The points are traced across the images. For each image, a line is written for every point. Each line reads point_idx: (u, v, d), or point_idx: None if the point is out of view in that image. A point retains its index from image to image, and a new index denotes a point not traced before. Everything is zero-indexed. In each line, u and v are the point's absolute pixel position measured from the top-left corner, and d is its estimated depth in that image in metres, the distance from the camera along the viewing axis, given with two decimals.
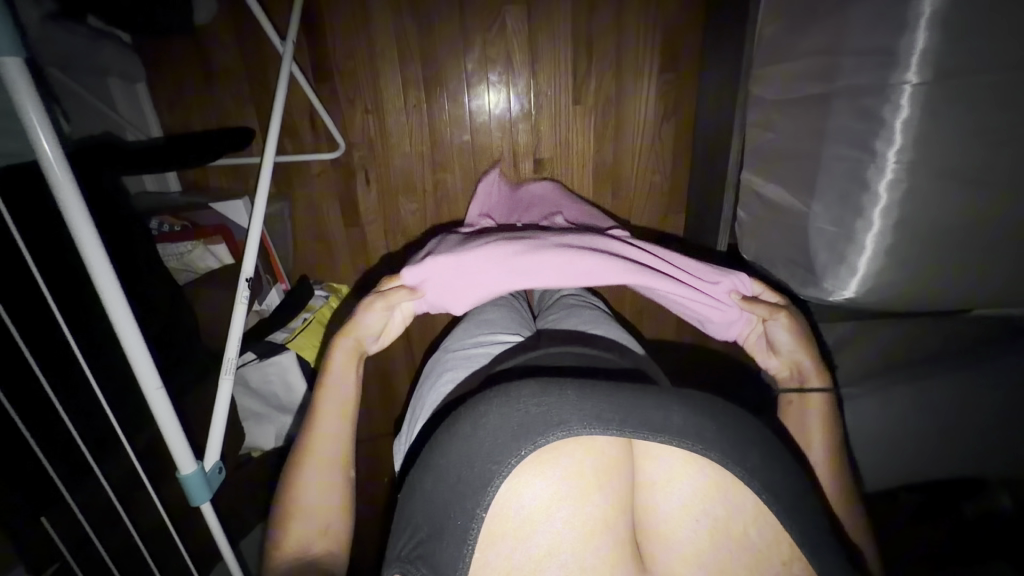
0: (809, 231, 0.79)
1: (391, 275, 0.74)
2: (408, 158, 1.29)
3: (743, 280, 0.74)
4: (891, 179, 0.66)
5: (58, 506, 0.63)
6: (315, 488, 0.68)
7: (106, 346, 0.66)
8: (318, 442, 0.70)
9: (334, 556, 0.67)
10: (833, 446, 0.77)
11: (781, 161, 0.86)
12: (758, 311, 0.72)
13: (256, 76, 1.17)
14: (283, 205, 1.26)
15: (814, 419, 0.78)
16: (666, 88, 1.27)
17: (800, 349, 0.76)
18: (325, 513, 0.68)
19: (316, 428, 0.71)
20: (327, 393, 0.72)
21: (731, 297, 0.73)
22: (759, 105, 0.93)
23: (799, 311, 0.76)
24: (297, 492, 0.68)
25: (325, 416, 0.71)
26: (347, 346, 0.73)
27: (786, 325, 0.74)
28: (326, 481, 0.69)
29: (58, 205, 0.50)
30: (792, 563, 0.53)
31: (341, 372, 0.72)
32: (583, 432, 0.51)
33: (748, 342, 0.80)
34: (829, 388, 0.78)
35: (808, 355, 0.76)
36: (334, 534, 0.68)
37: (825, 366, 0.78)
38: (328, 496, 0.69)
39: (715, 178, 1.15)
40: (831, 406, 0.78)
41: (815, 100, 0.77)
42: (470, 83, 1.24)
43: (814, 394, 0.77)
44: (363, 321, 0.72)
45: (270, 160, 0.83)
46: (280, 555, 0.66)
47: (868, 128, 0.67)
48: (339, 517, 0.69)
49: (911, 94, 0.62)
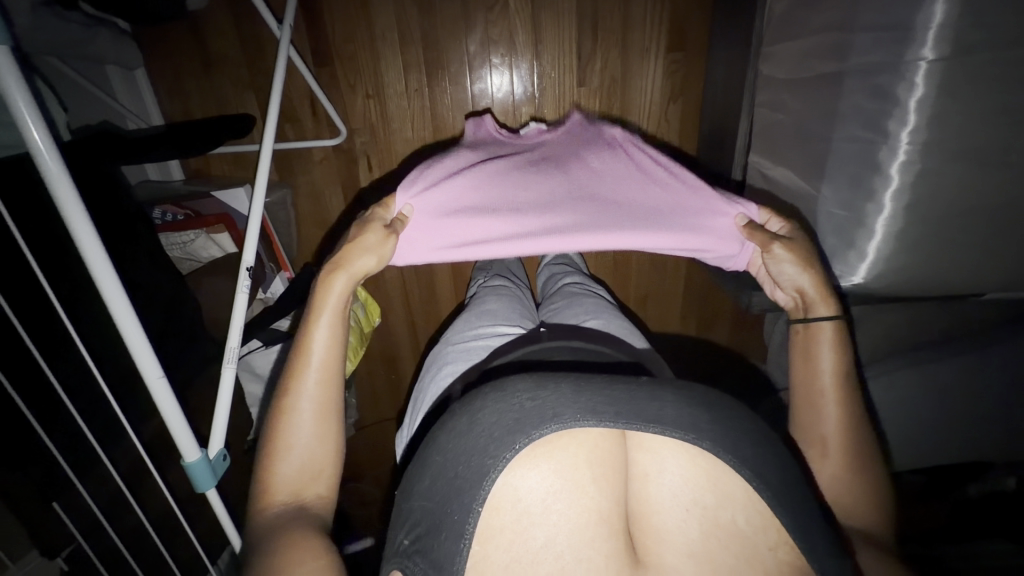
0: (818, 214, 0.78)
1: (385, 202, 0.72)
2: (410, 144, 1.27)
3: (751, 208, 0.75)
4: (904, 161, 0.64)
5: (66, 492, 0.65)
6: (306, 432, 0.65)
7: (108, 336, 0.66)
8: (307, 384, 0.66)
9: (326, 503, 0.66)
10: (844, 374, 0.73)
11: (791, 145, 0.84)
12: (755, 238, 0.72)
13: (254, 62, 1.15)
14: (285, 192, 1.26)
15: (824, 350, 0.73)
16: (673, 68, 1.23)
17: (803, 277, 0.72)
18: (316, 458, 0.66)
19: (308, 367, 0.66)
20: (319, 329, 0.67)
21: (736, 221, 0.74)
22: (769, 85, 0.90)
23: (808, 242, 0.73)
24: (287, 438, 0.64)
25: (315, 354, 0.67)
26: (341, 280, 0.68)
27: (786, 256, 0.71)
28: (320, 422, 0.66)
29: (53, 197, 0.49)
30: (781, 548, 0.52)
31: (332, 310, 0.68)
32: (576, 424, 0.51)
33: (756, 274, 0.79)
34: (838, 316, 0.72)
35: (815, 283, 0.72)
36: (326, 477, 0.66)
37: (835, 297, 0.73)
38: (321, 438, 0.66)
39: (723, 160, 1.12)
40: (842, 339, 0.73)
41: (826, 78, 0.74)
42: (472, 66, 1.21)
43: (825, 323, 0.73)
44: (358, 251, 0.68)
45: (270, 146, 0.82)
46: (270, 502, 0.63)
47: (881, 108, 0.65)
48: (330, 463, 0.67)
49: (927, 72, 0.59)
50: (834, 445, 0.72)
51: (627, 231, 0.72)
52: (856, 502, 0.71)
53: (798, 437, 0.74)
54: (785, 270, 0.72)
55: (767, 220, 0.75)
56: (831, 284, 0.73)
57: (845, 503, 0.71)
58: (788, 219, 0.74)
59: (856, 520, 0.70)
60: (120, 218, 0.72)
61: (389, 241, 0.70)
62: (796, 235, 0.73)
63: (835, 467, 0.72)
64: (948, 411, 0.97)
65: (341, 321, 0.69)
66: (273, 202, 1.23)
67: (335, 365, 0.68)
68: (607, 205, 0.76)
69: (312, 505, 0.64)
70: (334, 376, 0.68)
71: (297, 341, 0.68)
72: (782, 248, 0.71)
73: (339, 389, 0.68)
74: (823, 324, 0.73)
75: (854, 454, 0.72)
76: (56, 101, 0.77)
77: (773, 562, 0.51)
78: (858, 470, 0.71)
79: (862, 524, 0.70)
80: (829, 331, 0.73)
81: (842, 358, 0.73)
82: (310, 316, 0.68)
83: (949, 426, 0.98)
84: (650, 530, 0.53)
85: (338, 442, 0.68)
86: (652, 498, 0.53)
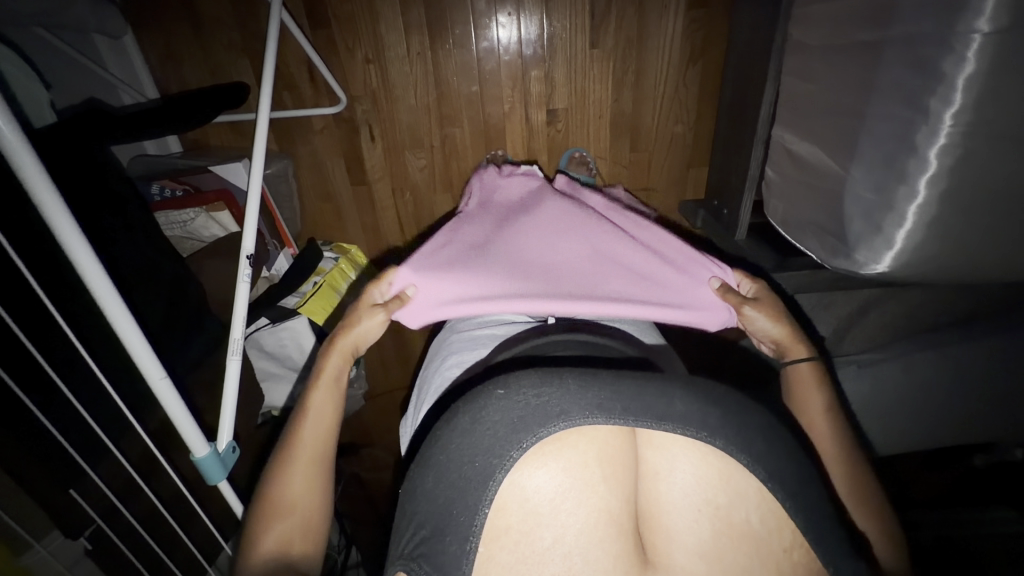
0: (846, 197, 0.73)
1: (376, 278, 0.75)
2: (414, 111, 1.22)
3: (725, 271, 0.77)
4: (944, 144, 0.59)
5: (83, 481, 0.67)
6: (299, 485, 0.66)
7: (99, 333, 0.65)
8: (303, 440, 0.68)
9: (313, 558, 0.65)
10: (831, 406, 0.72)
11: (820, 118, 0.78)
12: (730, 300, 0.74)
13: (246, 24, 1.09)
14: (284, 163, 1.22)
15: (813, 396, 0.73)
16: (694, 26, 1.14)
17: (778, 330, 0.74)
18: (307, 514, 0.66)
19: (305, 423, 0.69)
20: (319, 391, 0.71)
21: (711, 282, 0.76)
22: (799, 51, 0.82)
23: (775, 295, 0.76)
24: (279, 491, 0.65)
25: (310, 412, 0.70)
26: (341, 348, 0.74)
27: (761, 314, 0.74)
28: (311, 481, 0.67)
29: (34, 197, 0.47)
30: (793, 550, 0.52)
31: (332, 376, 0.73)
32: (584, 421, 0.51)
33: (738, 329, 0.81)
34: (812, 355, 0.74)
35: (786, 331, 0.74)
36: (313, 535, 0.66)
37: (807, 338, 0.75)
38: (310, 496, 0.66)
39: (741, 129, 1.05)
40: (822, 377, 0.74)
41: (864, 48, 0.67)
42: (478, 25, 1.13)
43: (803, 364, 0.74)
44: (361, 324, 0.74)
45: (264, 118, 0.80)
46: (258, 556, 0.62)
47: (923, 84, 0.59)
48: (319, 518, 0.67)
49: (981, 45, 0.53)
50: (836, 453, 0.70)
51: (618, 273, 0.75)
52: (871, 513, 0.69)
53: (804, 444, 0.71)
54: (757, 326, 0.75)
55: (739, 281, 0.78)
56: (799, 328, 0.76)
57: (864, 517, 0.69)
58: (756, 279, 0.77)
59: (873, 540, 0.68)
60: (116, 206, 0.70)
61: (378, 316, 0.74)
62: (763, 292, 0.76)
63: (844, 479, 0.69)
64: (968, 394, 0.95)
65: (336, 387, 0.73)
66: (274, 173, 1.20)
67: (329, 426, 0.70)
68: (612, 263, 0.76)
69: (298, 560, 0.64)
70: (328, 432, 0.70)
71: (298, 400, 0.72)
72: (754, 308, 0.73)
73: (333, 444, 0.70)
74: (805, 364, 0.74)
75: (854, 463, 0.70)
76: (35, 76, 0.73)
77: (787, 563, 0.51)
78: (863, 489, 0.69)
79: (873, 544, 0.68)
80: (807, 372, 0.73)
81: (827, 392, 0.73)
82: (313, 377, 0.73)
83: (967, 407, 0.96)
84: (660, 530, 0.52)
85: (324, 500, 0.68)
86: (662, 497, 0.53)
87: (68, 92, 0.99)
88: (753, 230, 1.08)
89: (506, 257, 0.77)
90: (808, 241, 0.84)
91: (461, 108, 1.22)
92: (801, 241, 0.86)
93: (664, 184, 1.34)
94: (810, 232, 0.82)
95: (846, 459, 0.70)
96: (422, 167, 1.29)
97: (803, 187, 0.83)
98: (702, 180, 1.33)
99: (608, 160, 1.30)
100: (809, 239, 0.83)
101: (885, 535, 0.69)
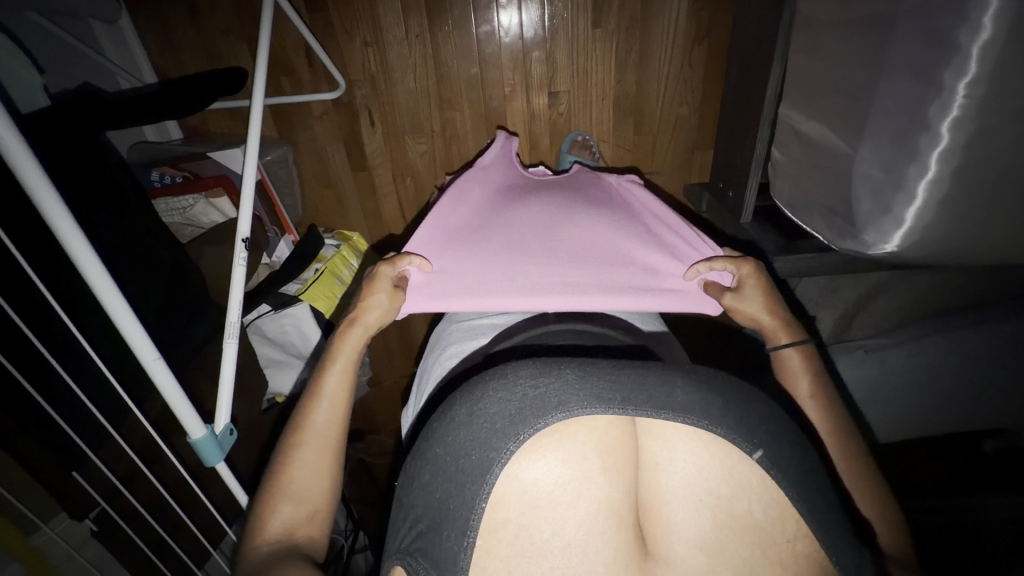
0: (854, 176, 0.70)
1: (391, 260, 0.77)
2: (413, 94, 1.20)
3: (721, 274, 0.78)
4: (957, 117, 0.57)
5: (85, 464, 0.68)
6: (307, 471, 0.66)
7: (94, 319, 0.65)
8: (313, 427, 0.69)
9: (317, 545, 0.65)
10: (826, 393, 0.71)
11: (829, 96, 0.75)
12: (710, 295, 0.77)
13: (242, 8, 1.07)
14: (283, 149, 1.21)
15: (799, 381, 0.71)
16: (699, 5, 1.11)
17: (764, 313, 0.73)
18: (314, 498, 0.66)
19: (314, 410, 0.69)
20: (328, 378, 0.71)
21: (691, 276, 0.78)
22: (808, 26, 0.79)
23: (765, 278, 0.74)
24: (287, 477, 0.65)
25: (322, 396, 0.70)
26: (354, 337, 0.74)
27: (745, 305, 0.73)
28: (319, 466, 0.67)
29: (33, 197, 0.48)
30: (797, 540, 0.51)
31: (346, 362, 0.73)
32: (583, 412, 0.51)
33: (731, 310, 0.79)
34: (800, 341, 0.72)
35: (773, 315, 0.73)
36: (320, 520, 0.66)
37: (795, 322, 0.73)
38: (318, 480, 0.66)
39: (747, 110, 1.02)
40: (813, 361, 0.72)
41: (875, 21, 0.64)
42: (477, 7, 1.11)
43: (788, 350, 0.71)
44: (370, 304, 0.75)
45: (259, 102, 0.79)
46: (263, 539, 0.62)
47: (937, 57, 0.56)
48: (324, 505, 0.66)
49: (997, 11, 0.51)
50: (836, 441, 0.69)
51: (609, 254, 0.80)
52: (877, 503, 0.67)
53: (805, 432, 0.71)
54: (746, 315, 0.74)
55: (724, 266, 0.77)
56: (790, 312, 0.74)
57: (874, 510, 0.67)
58: (746, 262, 0.75)
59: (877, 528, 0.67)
60: (113, 192, 0.70)
61: (395, 298, 0.76)
62: (752, 278, 0.74)
63: (847, 468, 0.68)
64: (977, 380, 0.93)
65: (346, 375, 0.73)
66: (274, 160, 1.19)
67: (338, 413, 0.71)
68: (608, 246, 0.80)
69: (304, 544, 0.63)
70: (338, 419, 0.70)
71: (307, 388, 0.71)
72: (736, 300, 0.74)
73: (342, 431, 0.71)
74: (790, 351, 0.71)
75: (854, 449, 0.69)
76: (28, 63, 0.73)
77: (788, 554, 0.51)
78: (865, 478, 0.68)
79: (876, 532, 0.66)
80: (794, 357, 0.71)
81: (824, 380, 0.72)
82: (323, 364, 0.73)
83: (976, 394, 0.95)
84: (660, 521, 0.52)
85: (333, 483, 0.68)
86: (662, 488, 0.52)
87: (64, 79, 0.99)
88: (758, 213, 1.06)
89: (503, 239, 0.81)
90: (816, 225, 0.81)
91: (461, 91, 1.20)
92: (808, 225, 0.84)
93: (667, 169, 1.32)
94: (818, 215, 0.80)
95: (846, 447, 0.69)
96: (422, 153, 1.28)
97: (808, 172, 0.81)
98: (707, 163, 1.31)
99: (611, 143, 1.28)
100: (816, 221, 0.81)
101: (892, 528, 0.67)
